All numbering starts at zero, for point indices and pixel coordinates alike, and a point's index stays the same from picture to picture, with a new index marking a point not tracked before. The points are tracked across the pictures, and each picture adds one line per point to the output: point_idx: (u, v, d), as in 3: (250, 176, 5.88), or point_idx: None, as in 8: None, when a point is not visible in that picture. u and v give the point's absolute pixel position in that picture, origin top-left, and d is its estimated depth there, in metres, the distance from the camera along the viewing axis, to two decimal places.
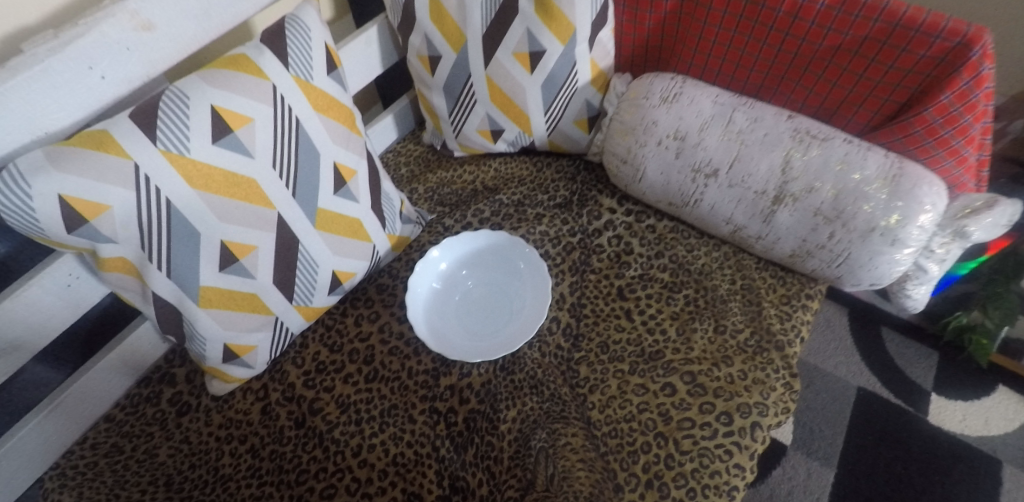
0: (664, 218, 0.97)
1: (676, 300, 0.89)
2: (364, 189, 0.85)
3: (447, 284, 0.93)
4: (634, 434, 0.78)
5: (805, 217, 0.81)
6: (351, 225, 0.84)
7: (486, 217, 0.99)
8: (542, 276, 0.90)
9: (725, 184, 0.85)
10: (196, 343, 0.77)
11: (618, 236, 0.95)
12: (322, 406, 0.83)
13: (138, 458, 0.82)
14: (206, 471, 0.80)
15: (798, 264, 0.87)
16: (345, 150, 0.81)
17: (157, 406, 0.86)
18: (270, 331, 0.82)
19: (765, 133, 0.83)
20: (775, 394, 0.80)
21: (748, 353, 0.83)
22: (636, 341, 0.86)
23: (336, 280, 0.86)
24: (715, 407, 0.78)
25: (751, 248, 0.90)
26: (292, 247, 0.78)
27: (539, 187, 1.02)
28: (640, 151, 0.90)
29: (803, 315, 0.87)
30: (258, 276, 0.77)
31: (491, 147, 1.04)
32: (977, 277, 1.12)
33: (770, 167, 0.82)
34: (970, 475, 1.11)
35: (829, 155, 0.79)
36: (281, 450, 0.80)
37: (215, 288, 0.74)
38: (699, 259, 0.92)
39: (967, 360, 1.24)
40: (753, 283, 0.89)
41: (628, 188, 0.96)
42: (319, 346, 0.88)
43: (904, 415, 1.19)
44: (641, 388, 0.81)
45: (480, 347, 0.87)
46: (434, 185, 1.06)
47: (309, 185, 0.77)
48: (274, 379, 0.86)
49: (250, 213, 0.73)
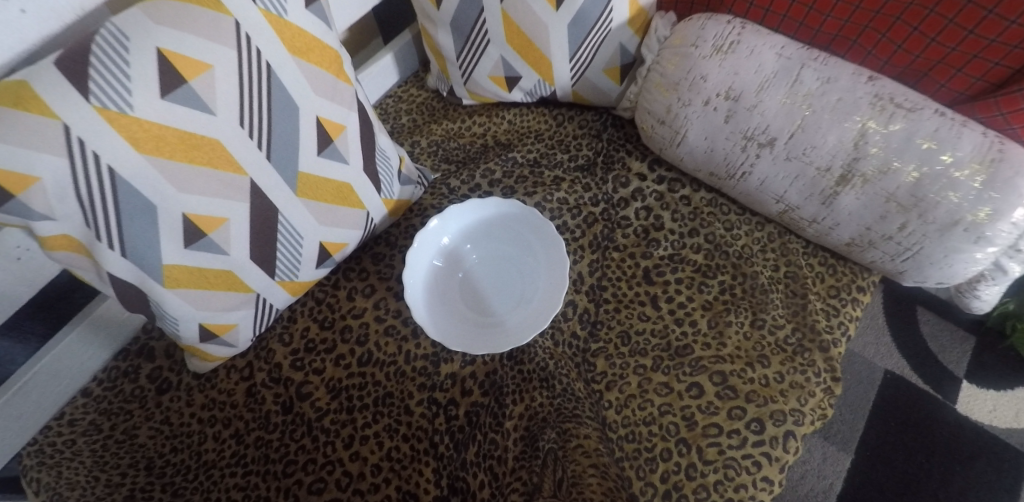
0: (702, 189, 0.84)
1: (709, 288, 0.78)
2: (355, 148, 0.72)
3: (450, 260, 0.82)
4: (653, 439, 0.70)
5: (873, 203, 0.69)
6: (340, 191, 0.72)
7: (497, 179, 0.87)
8: (559, 257, 0.78)
9: (781, 156, 0.72)
10: (166, 322, 0.68)
11: (647, 207, 0.83)
12: (311, 391, 0.76)
13: (118, 438, 0.76)
14: (189, 455, 0.74)
15: (854, 254, 0.76)
16: (332, 103, 0.68)
17: (135, 383, 0.79)
18: (251, 308, 0.73)
19: (837, 98, 0.68)
20: (813, 400, 0.71)
21: (787, 353, 0.74)
22: (661, 332, 0.76)
23: (325, 252, 0.75)
24: (746, 413, 0.70)
25: (801, 231, 0.78)
26: (271, 218, 0.67)
27: (559, 145, 0.90)
28: (682, 111, 0.76)
29: (852, 310, 0.77)
30: (231, 251, 0.66)
31: (505, 96, 0.90)
32: None
33: (841, 141, 0.68)
34: (994, 469, 1.06)
35: (915, 129, 0.65)
36: (267, 438, 0.74)
37: (181, 266, 0.64)
38: (738, 241, 0.81)
39: (1009, 347, 1.14)
40: (799, 272, 0.78)
41: (663, 152, 0.83)
42: (308, 321, 0.80)
43: (932, 400, 1.12)
44: (664, 388, 0.72)
45: (483, 336, 0.77)
46: (439, 138, 0.93)
47: (289, 146, 0.65)
48: (259, 357, 0.78)
49: (218, 181, 0.62)
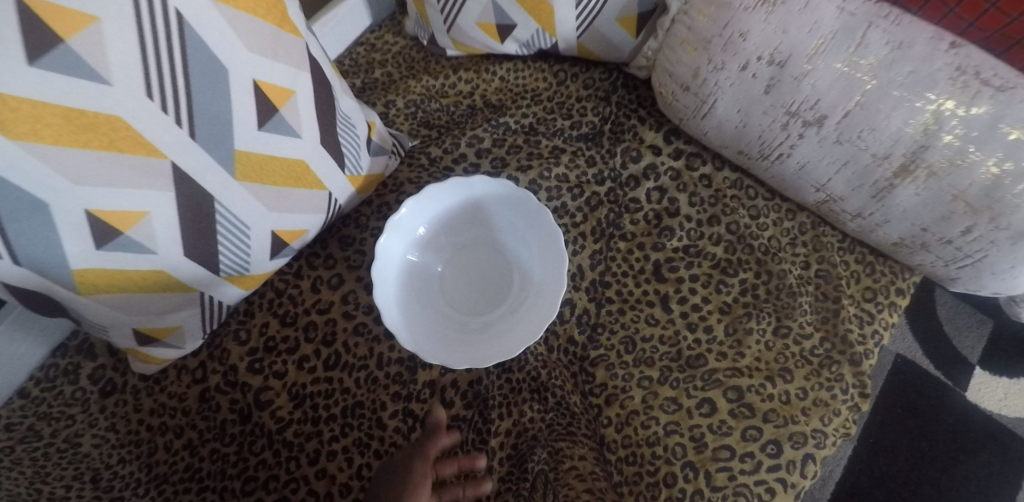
0: (725, 167, 0.72)
1: (728, 288, 0.67)
2: (307, 117, 0.59)
3: (429, 253, 0.70)
4: (656, 462, 0.61)
5: (936, 200, 0.57)
6: (292, 170, 0.60)
7: (485, 148, 0.75)
8: (558, 250, 0.66)
9: (829, 138, 0.60)
10: (93, 327, 0.58)
11: (661, 188, 0.71)
12: (272, 398, 0.66)
13: (60, 447, 0.66)
14: (138, 467, 0.65)
15: (900, 254, 0.65)
16: (272, 62, 0.55)
17: (76, 384, 0.70)
18: (196, 308, 0.63)
19: (909, 70, 0.54)
20: (838, 420, 0.63)
21: (812, 366, 0.65)
22: (671, 339, 0.66)
23: (279, 242, 0.64)
24: (762, 434, 0.61)
25: (840, 224, 0.67)
26: (206, 208, 0.55)
27: (560, 109, 0.77)
28: (711, 76, 0.63)
29: (889, 317, 0.67)
30: (159, 249, 0.54)
31: (497, 48, 0.76)
32: None
33: (908, 124, 0.55)
34: (999, 459, 1.01)
35: (1003, 115, 0.51)
36: (223, 451, 0.65)
37: (95, 270, 0.52)
38: (765, 231, 0.70)
39: None
40: (832, 271, 0.68)
41: (683, 123, 0.70)
42: (267, 316, 0.70)
43: (942, 387, 1.05)
44: (671, 405, 0.63)
45: (468, 343, 0.66)
46: (418, 97, 0.79)
47: (221, 119, 0.52)
48: (213, 357, 0.69)
49: (129, 167, 0.49)
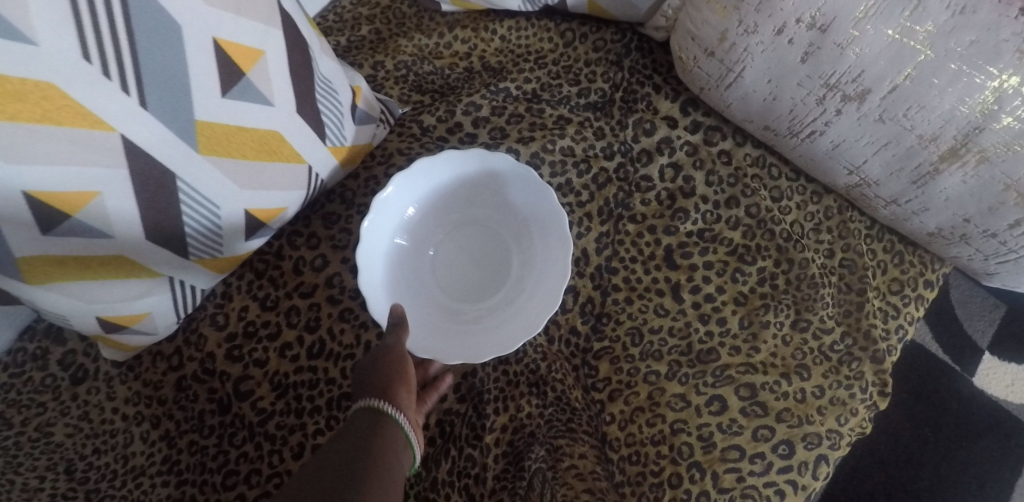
0: (747, 143, 0.66)
1: (745, 277, 0.62)
2: (280, 81, 0.52)
3: (420, 235, 0.65)
4: (661, 461, 0.57)
5: (986, 188, 0.51)
6: (265, 142, 0.53)
7: (483, 117, 0.68)
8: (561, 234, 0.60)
9: (870, 116, 0.53)
10: (50, 314, 0.53)
11: (676, 165, 0.65)
12: (252, 388, 0.62)
13: (31, 436, 0.62)
14: (114, 458, 0.61)
15: (934, 245, 0.60)
16: (233, 17, 0.48)
17: (45, 370, 0.65)
18: (166, 292, 0.58)
19: (972, 39, 0.46)
20: (855, 420, 0.58)
21: (831, 363, 0.60)
22: (681, 332, 0.61)
23: (254, 221, 0.58)
24: (774, 434, 0.56)
25: (870, 210, 0.62)
26: (166, 186, 0.49)
27: (567, 73, 0.69)
28: (741, 40, 0.56)
29: (915, 311, 0.62)
30: (115, 234, 0.49)
31: (497, 3, 0.69)
32: None
33: (963, 104, 0.48)
34: (1002, 445, 0.99)
35: None
36: (202, 443, 0.61)
37: (42, 253, 0.47)
38: (787, 215, 0.64)
39: None
40: (858, 261, 0.62)
41: (704, 94, 0.64)
42: (247, 299, 0.65)
43: (950, 372, 1.02)
44: (679, 401, 0.58)
45: (463, 335, 0.61)
46: (410, 58, 0.72)
47: (176, 85, 0.46)
48: (189, 343, 0.64)
49: (70, 143, 0.42)
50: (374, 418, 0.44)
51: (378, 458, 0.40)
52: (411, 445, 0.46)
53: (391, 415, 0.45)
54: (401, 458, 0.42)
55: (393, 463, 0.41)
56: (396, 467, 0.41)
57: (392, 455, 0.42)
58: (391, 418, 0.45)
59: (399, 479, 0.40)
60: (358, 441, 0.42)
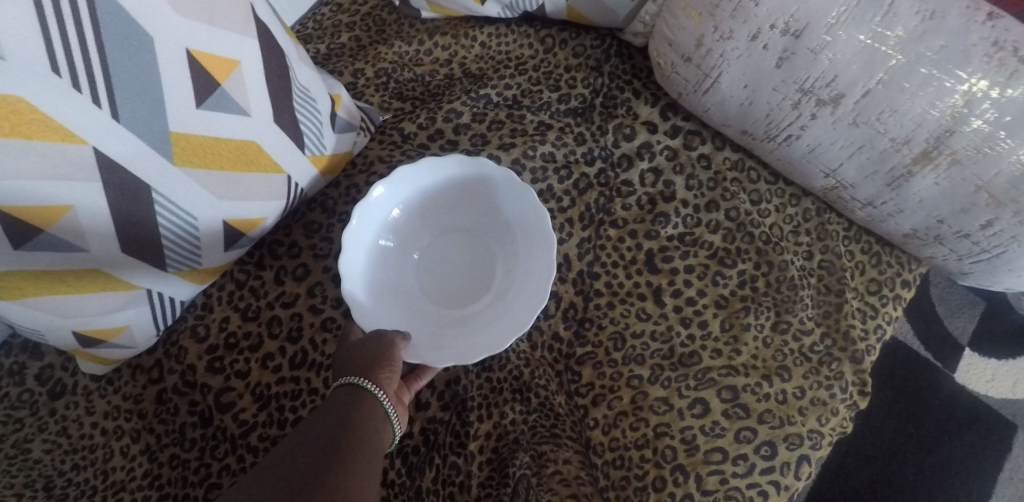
0: (726, 146, 0.66)
1: (726, 280, 0.62)
2: (256, 91, 0.52)
3: (404, 242, 0.65)
4: (645, 465, 0.57)
5: (958, 190, 0.52)
6: (241, 152, 0.53)
7: (464, 124, 0.68)
8: (544, 234, 0.60)
9: (844, 120, 0.54)
10: (26, 329, 0.53)
11: (656, 170, 0.65)
12: (234, 400, 0.61)
13: (7, 453, 0.61)
14: (94, 474, 0.60)
15: (909, 245, 0.61)
16: (207, 27, 0.47)
17: (22, 386, 0.64)
18: (145, 306, 0.57)
19: (942, 43, 0.48)
20: (835, 420, 0.59)
21: (811, 363, 0.60)
22: (663, 335, 0.61)
23: (233, 232, 0.57)
24: (756, 435, 0.57)
25: (848, 212, 0.62)
26: (141, 198, 0.49)
27: (546, 79, 0.70)
28: (717, 45, 0.56)
29: (893, 311, 0.63)
30: (90, 246, 0.48)
31: (477, 10, 0.70)
32: None
33: (934, 107, 0.49)
34: (983, 439, 1.01)
35: None
36: (184, 456, 0.61)
37: (16, 268, 0.46)
38: (767, 218, 0.64)
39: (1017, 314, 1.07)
40: (837, 262, 0.63)
41: (683, 99, 0.64)
42: (227, 310, 0.64)
43: (931, 368, 1.05)
44: (662, 405, 0.59)
45: (447, 340, 0.60)
46: (390, 65, 0.71)
47: (148, 96, 0.45)
48: (169, 355, 0.64)
49: (41, 156, 0.42)
50: (354, 394, 0.47)
51: (354, 435, 0.43)
52: (391, 420, 0.48)
53: (370, 394, 0.47)
54: (377, 435, 0.45)
55: (365, 444, 0.43)
56: (369, 447, 0.43)
57: (365, 438, 0.43)
58: (369, 394, 0.47)
59: (371, 455, 0.42)
60: (332, 420, 0.44)
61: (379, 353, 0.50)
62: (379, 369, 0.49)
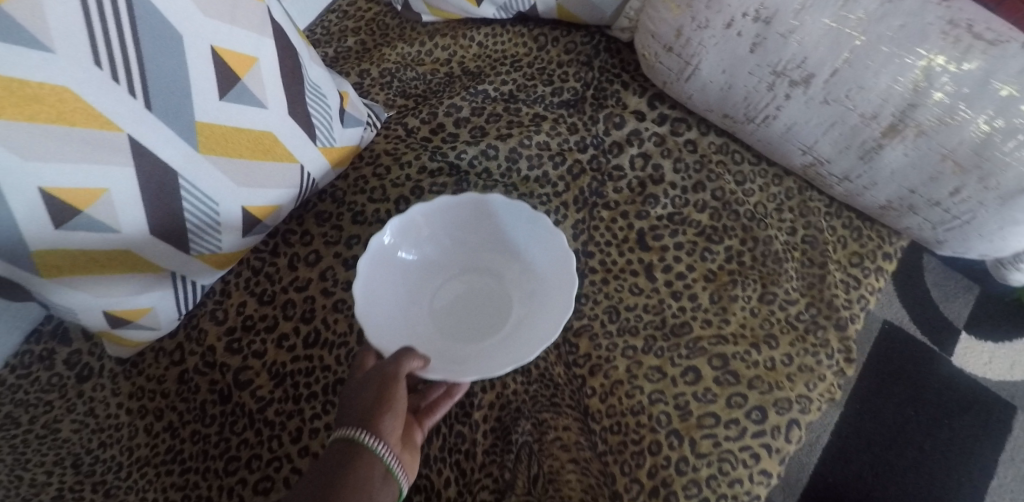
0: (710, 132, 0.71)
1: (713, 255, 0.66)
2: (272, 86, 0.57)
3: (419, 282, 0.67)
4: (641, 431, 0.60)
5: (925, 160, 0.56)
6: (259, 142, 0.58)
7: (464, 117, 0.72)
8: (563, 253, 0.63)
9: (816, 98, 0.58)
10: (61, 310, 0.57)
11: (645, 155, 0.69)
12: (251, 378, 0.65)
13: (38, 433, 0.66)
14: (119, 451, 0.65)
15: (887, 217, 0.64)
16: (229, 27, 0.52)
17: (51, 370, 0.69)
18: (169, 288, 0.61)
19: (899, 24, 0.53)
20: (823, 385, 0.61)
21: (797, 331, 0.63)
22: (655, 307, 0.65)
23: (251, 218, 0.62)
24: (747, 400, 0.60)
25: (827, 188, 0.66)
26: (169, 184, 0.53)
27: (541, 74, 0.74)
28: (695, 35, 0.61)
29: (876, 282, 0.66)
30: (123, 228, 0.52)
31: (474, 11, 0.76)
32: None
33: (897, 82, 0.53)
34: (982, 421, 1.03)
35: (995, 70, 0.51)
36: (204, 432, 0.64)
37: (55, 248, 0.50)
38: (751, 198, 0.68)
39: (1010, 298, 1.11)
40: (819, 236, 0.67)
41: (667, 87, 0.68)
42: (244, 295, 0.68)
43: (929, 352, 1.08)
44: (655, 373, 0.62)
45: (463, 365, 0.60)
46: (393, 65, 0.77)
47: (177, 88, 0.50)
48: (190, 338, 0.68)
49: (83, 142, 0.46)
50: (352, 449, 0.48)
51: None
52: (394, 471, 0.49)
53: (367, 449, 0.48)
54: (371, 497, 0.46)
55: None
56: None
57: None
58: (366, 451, 0.48)
59: None
60: (327, 484, 0.47)
61: (381, 399, 0.50)
62: (378, 421, 0.50)
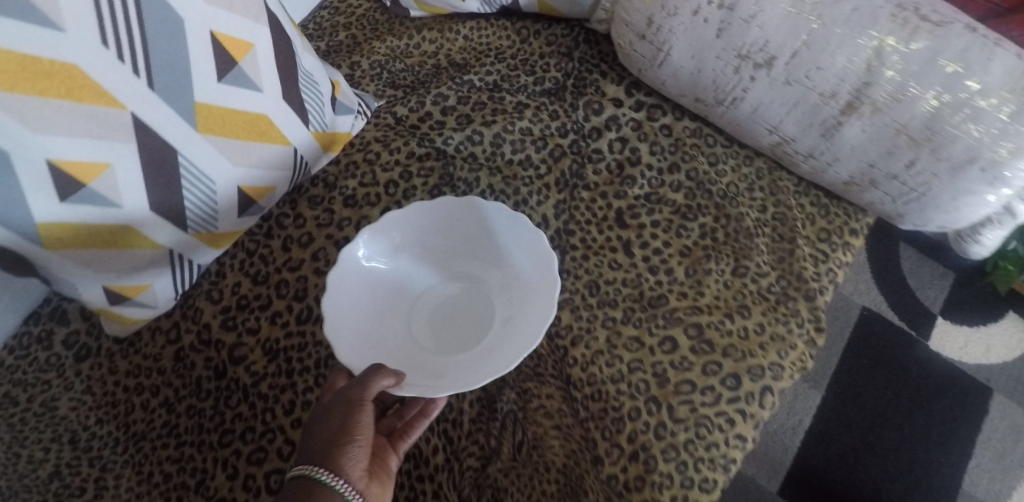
0: (685, 117, 0.75)
1: (688, 232, 0.69)
2: (267, 70, 0.60)
3: (404, 292, 0.69)
4: (620, 398, 0.63)
5: (881, 135, 0.59)
6: (254, 124, 0.61)
7: (451, 106, 0.76)
8: (544, 255, 0.63)
9: (779, 80, 0.61)
10: (63, 285, 0.59)
11: (623, 139, 0.73)
12: (245, 354, 0.68)
13: (36, 411, 0.68)
14: (116, 427, 0.67)
15: (850, 193, 0.68)
16: (227, 13, 0.56)
17: (50, 350, 0.71)
18: (166, 266, 0.64)
19: (852, 8, 0.57)
20: (794, 353, 0.64)
21: (769, 302, 0.67)
22: (634, 282, 0.68)
23: (245, 198, 0.65)
24: (722, 368, 0.63)
25: (794, 167, 0.69)
26: (169, 162, 0.56)
27: (523, 65, 0.78)
28: (666, 22, 0.65)
29: (843, 256, 0.69)
30: (125, 204, 0.55)
31: (460, 6, 0.81)
32: None
33: (851, 61, 0.57)
34: (960, 403, 1.06)
35: (940, 49, 0.55)
36: (200, 406, 0.67)
37: (60, 222, 0.53)
38: (723, 178, 0.72)
39: (984, 284, 1.15)
40: (788, 213, 0.70)
41: (642, 74, 0.72)
42: (238, 276, 0.71)
43: (908, 337, 1.11)
44: (634, 343, 0.65)
45: (445, 371, 0.61)
46: (383, 58, 0.81)
47: (178, 69, 0.53)
48: (186, 317, 0.70)
49: (90, 118, 0.50)
50: (310, 482, 0.50)
51: None
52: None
53: (324, 484, 0.50)
54: None
55: None
56: None
57: None
58: (324, 485, 0.50)
59: None
60: None
61: (343, 425, 0.52)
62: (338, 449, 0.52)
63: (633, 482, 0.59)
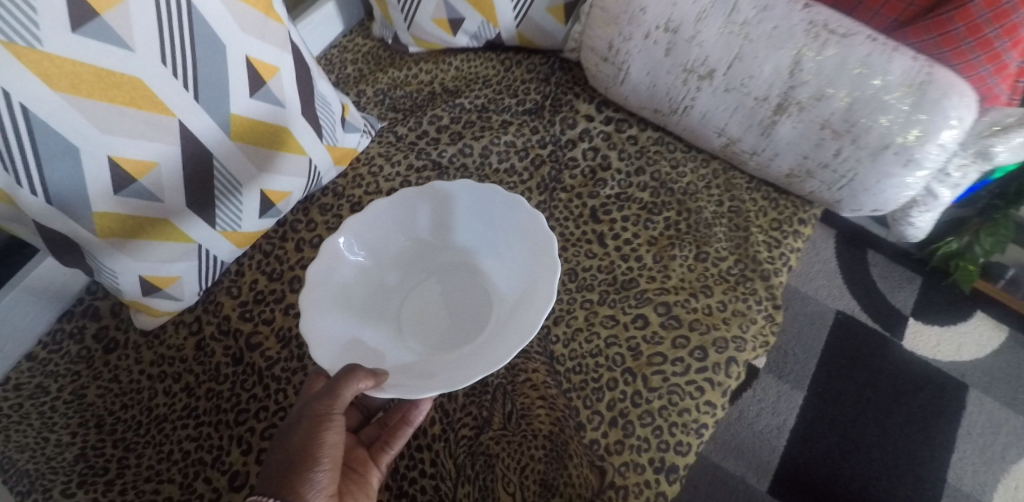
0: (648, 128, 0.86)
1: (654, 224, 0.79)
2: (290, 90, 0.72)
3: (403, 280, 0.77)
4: (600, 370, 0.70)
5: (809, 130, 0.70)
6: (277, 135, 0.71)
7: (444, 125, 0.87)
8: (544, 247, 0.67)
9: (720, 88, 0.73)
10: (106, 274, 0.67)
11: (594, 148, 0.84)
12: (261, 341, 0.75)
13: (66, 398, 0.74)
14: (140, 411, 0.73)
15: (794, 185, 0.77)
16: (261, 42, 0.67)
17: (81, 344, 0.78)
18: (195, 261, 0.72)
19: (773, 26, 0.69)
20: (755, 327, 0.72)
21: (729, 283, 0.75)
22: (608, 268, 0.76)
23: (266, 201, 0.74)
24: (689, 341, 0.70)
25: (744, 166, 0.80)
26: (205, 165, 0.66)
27: (507, 90, 0.90)
28: (623, 46, 0.77)
29: (794, 242, 0.78)
30: (166, 198, 0.65)
31: (451, 41, 0.92)
32: (970, 203, 1.08)
33: (776, 69, 0.69)
34: (936, 400, 1.11)
35: (847, 55, 0.66)
36: (218, 389, 0.73)
37: (110, 213, 0.62)
38: (684, 178, 0.82)
39: (949, 288, 1.23)
40: (742, 206, 0.80)
41: (609, 92, 0.84)
42: (256, 273, 0.80)
43: (881, 339, 1.18)
44: (610, 320, 0.73)
45: (439, 357, 0.68)
46: (385, 86, 0.93)
47: (218, 85, 0.64)
48: (207, 310, 0.78)
49: (145, 123, 0.60)
50: None
51: None
52: None
53: None
54: None
55: None
56: None
57: None
58: None
59: None
60: None
61: (308, 441, 0.54)
62: (302, 472, 0.53)
63: (613, 445, 0.65)
